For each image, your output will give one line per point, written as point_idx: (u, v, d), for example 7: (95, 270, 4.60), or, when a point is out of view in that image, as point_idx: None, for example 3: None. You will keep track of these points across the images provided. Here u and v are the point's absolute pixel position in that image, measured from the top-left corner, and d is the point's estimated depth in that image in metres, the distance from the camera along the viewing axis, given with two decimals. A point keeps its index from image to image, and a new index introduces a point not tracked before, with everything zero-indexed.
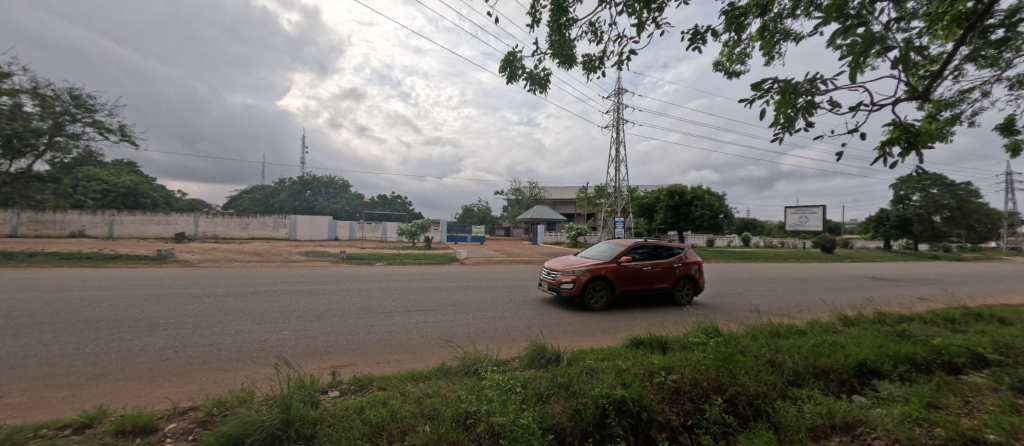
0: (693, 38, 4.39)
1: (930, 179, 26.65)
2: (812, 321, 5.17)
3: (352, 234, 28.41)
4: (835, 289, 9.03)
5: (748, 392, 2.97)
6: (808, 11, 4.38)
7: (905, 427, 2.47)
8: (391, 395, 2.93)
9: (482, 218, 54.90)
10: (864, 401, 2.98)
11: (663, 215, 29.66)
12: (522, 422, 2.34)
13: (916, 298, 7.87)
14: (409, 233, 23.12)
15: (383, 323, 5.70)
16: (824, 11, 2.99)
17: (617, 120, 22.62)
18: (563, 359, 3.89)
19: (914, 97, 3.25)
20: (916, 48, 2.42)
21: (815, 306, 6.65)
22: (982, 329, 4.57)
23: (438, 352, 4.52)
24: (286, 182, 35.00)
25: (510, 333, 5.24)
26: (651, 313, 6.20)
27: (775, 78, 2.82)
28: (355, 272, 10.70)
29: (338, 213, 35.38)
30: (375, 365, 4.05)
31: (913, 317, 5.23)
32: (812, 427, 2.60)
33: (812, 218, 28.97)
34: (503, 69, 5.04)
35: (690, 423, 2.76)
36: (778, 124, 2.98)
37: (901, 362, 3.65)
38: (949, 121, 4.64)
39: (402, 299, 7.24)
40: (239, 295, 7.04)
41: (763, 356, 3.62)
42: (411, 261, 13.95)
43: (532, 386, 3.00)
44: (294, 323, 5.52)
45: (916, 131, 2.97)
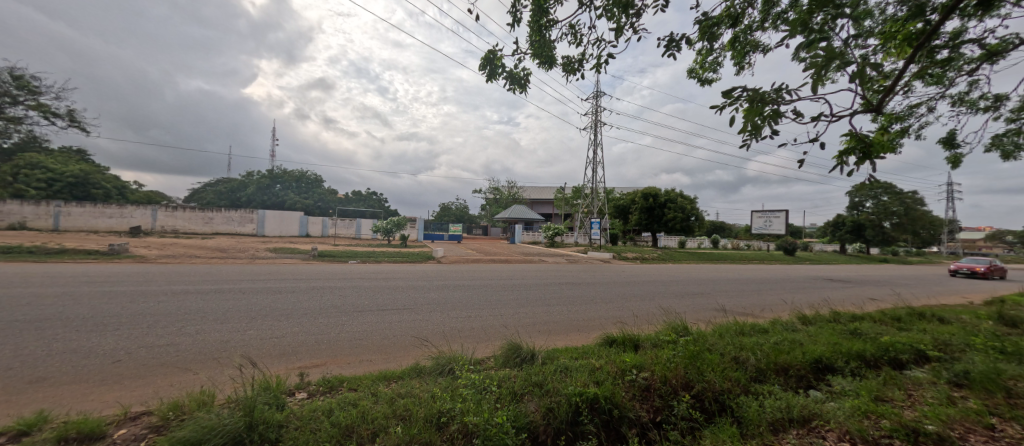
0: (668, 45, 4.53)
1: (882, 186, 28.67)
2: (773, 319, 5.42)
3: (324, 232, 27.49)
4: (795, 290, 9.50)
5: (714, 388, 3.10)
6: (776, 24, 4.56)
7: (855, 420, 2.66)
8: (362, 396, 2.85)
9: (460, 217, 54.54)
10: (819, 395, 3.15)
11: (638, 216, 30.43)
12: (497, 420, 2.35)
13: (867, 299, 8.37)
14: (384, 230, 22.63)
15: (355, 322, 5.56)
16: (790, 25, 3.16)
17: (594, 122, 22.91)
18: (537, 357, 3.94)
19: (873, 109, 3.46)
20: (873, 64, 2.58)
21: (776, 306, 6.99)
22: (925, 328, 4.93)
23: (412, 351, 4.45)
24: (254, 175, 33.41)
25: (485, 331, 5.24)
26: (625, 312, 6.30)
27: (744, 86, 2.93)
28: (327, 269, 10.37)
29: (310, 209, 34.26)
30: (347, 365, 3.95)
31: (865, 316, 5.54)
32: (772, 420, 2.73)
33: (776, 223, 30.34)
34: (483, 66, 5.02)
35: (659, 419, 2.85)
36: (746, 132, 3.11)
37: (853, 359, 3.89)
38: (899, 133, 4.96)
39: (375, 298, 7.10)
40: (200, 294, 6.67)
41: (729, 353, 3.77)
42: (386, 259, 13.63)
43: (506, 385, 3.01)
44: (260, 322, 5.29)
45: (870, 142, 3.19)
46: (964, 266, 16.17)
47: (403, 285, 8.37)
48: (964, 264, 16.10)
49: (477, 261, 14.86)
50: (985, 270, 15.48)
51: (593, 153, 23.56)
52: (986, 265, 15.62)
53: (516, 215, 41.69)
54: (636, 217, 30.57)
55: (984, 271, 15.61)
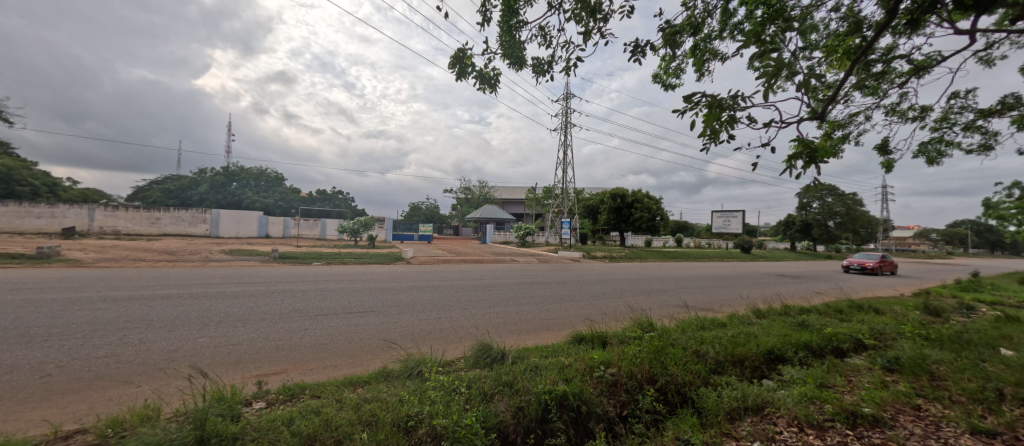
0: (634, 50, 4.67)
1: (827, 189, 30.94)
2: (731, 314, 5.71)
3: (286, 233, 26.59)
4: (750, 285, 10.07)
5: (676, 381, 3.22)
6: (733, 34, 4.82)
7: (803, 406, 2.86)
8: (325, 403, 2.75)
9: (432, 217, 53.79)
10: (771, 384, 3.35)
11: (607, 216, 31.20)
12: (465, 422, 2.33)
13: (814, 293, 9.00)
14: (350, 231, 21.91)
15: (319, 326, 5.34)
16: (745, 35, 3.34)
17: (564, 123, 23.24)
18: (508, 357, 3.94)
19: (819, 116, 3.72)
20: (817, 75, 2.78)
21: (733, 301, 7.37)
22: (863, 319, 5.36)
23: (379, 355, 4.33)
24: (208, 172, 31.37)
25: (455, 333, 5.19)
26: (594, 310, 6.44)
27: (703, 92, 3.08)
28: (288, 272, 9.90)
29: (271, 209, 32.61)
30: (310, 371, 3.79)
31: (812, 309, 5.96)
32: (729, 410, 2.88)
33: (734, 222, 32.04)
34: (453, 65, 4.97)
35: (625, 413, 2.93)
36: (705, 136, 3.27)
37: (801, 349, 4.17)
38: (840, 140, 5.36)
39: (340, 300, 6.85)
40: (145, 300, 6.18)
41: (691, 347, 3.93)
42: (352, 260, 13.21)
43: (476, 385, 2.99)
44: (214, 329, 4.97)
45: (815, 147, 3.44)
46: (857, 262, 16.24)
47: (371, 287, 8.13)
48: (857, 260, 16.11)
49: (447, 261, 14.71)
50: (876, 265, 15.54)
51: (563, 154, 23.91)
52: (875, 260, 15.65)
53: (488, 215, 41.62)
54: (605, 217, 31.33)
55: (872, 266, 15.73)
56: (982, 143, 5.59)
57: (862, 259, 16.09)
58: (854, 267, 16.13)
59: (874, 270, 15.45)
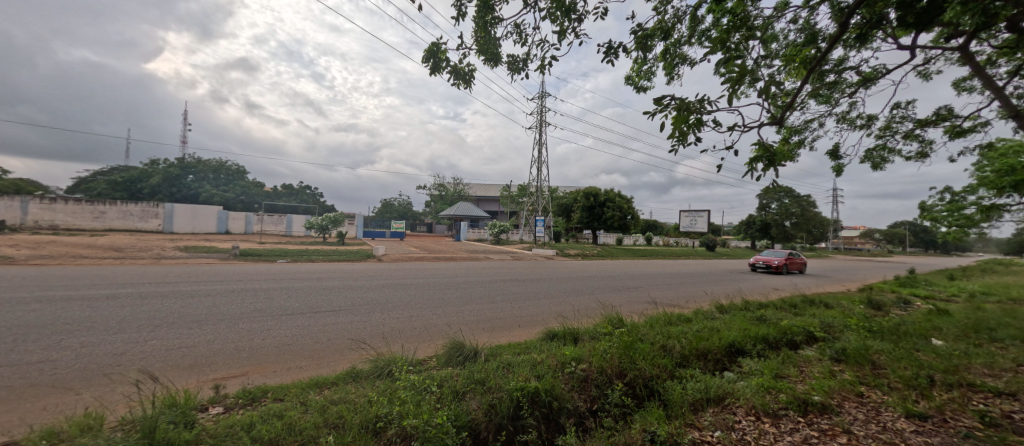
0: (608, 52, 4.75)
1: (785, 191, 32.82)
2: (696, 310, 5.95)
3: (249, 228, 25.45)
4: (714, 282, 10.54)
5: (644, 375, 3.32)
6: (701, 40, 4.99)
7: (760, 396, 3.02)
8: (289, 407, 2.64)
9: (405, 213, 52.81)
10: (732, 376, 3.52)
11: (580, 215, 31.73)
12: (436, 421, 2.29)
13: (771, 289, 9.53)
14: (318, 227, 21.13)
15: (283, 327, 5.12)
16: (712, 42, 3.48)
17: (539, 122, 23.38)
18: (480, 354, 3.93)
19: (778, 122, 3.92)
20: (776, 82, 2.93)
21: (698, 297, 7.69)
22: (815, 313, 5.73)
23: (347, 355, 4.21)
24: (162, 164, 29.31)
25: (427, 331, 5.12)
26: (566, 307, 6.53)
27: (672, 95, 3.18)
28: (249, 270, 9.41)
29: (233, 204, 30.91)
30: (274, 374, 3.63)
31: (770, 304, 6.30)
32: (693, 401, 3.00)
33: (700, 222, 33.40)
34: (427, 59, 4.88)
35: (595, 407, 2.98)
36: (674, 138, 3.38)
37: (759, 342, 4.40)
38: (797, 144, 5.68)
39: (307, 299, 6.59)
40: (87, 300, 5.70)
41: (658, 342, 4.06)
42: (320, 258, 12.74)
43: (448, 384, 2.96)
44: (167, 331, 4.66)
45: (774, 151, 3.63)
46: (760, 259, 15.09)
47: (340, 285, 7.88)
48: (764, 258, 15.02)
49: (420, 259, 14.48)
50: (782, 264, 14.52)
51: (538, 152, 24.06)
52: (782, 258, 14.61)
53: (463, 212, 41.31)
54: (578, 216, 31.84)
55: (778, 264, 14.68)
56: (919, 150, 6.09)
57: (767, 256, 15.00)
58: (760, 265, 15.09)
59: (779, 268, 14.41)
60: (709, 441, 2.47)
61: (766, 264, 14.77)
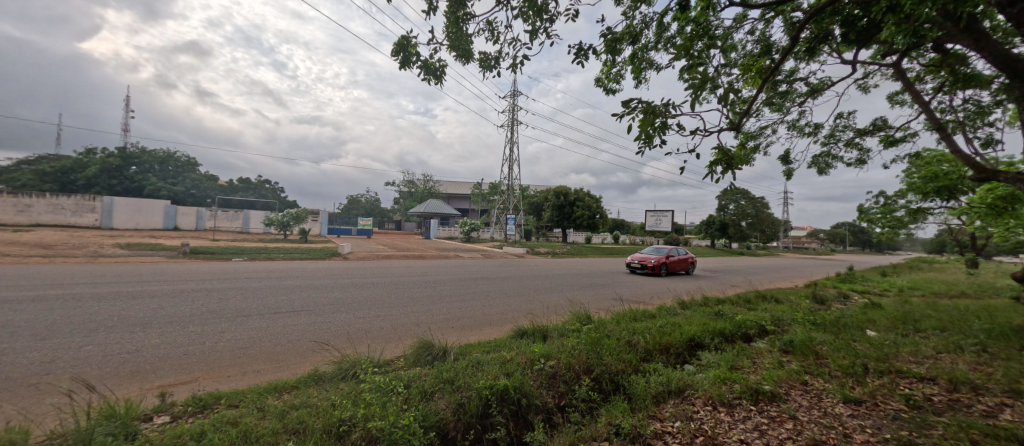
0: (578, 53, 4.82)
1: (741, 192, 34.76)
2: (660, 306, 6.18)
3: (200, 225, 23.76)
4: (676, 279, 10.99)
5: (610, 370, 3.41)
6: (666, 47, 5.18)
7: (717, 387, 3.19)
8: (245, 413, 2.51)
9: (373, 210, 51.33)
10: (692, 369, 3.69)
11: (550, 214, 32.12)
12: (403, 422, 2.25)
13: (729, 285, 10.07)
14: (278, 224, 20.10)
15: (239, 329, 4.83)
16: (677, 49, 3.61)
17: (511, 120, 23.42)
18: (449, 354, 3.89)
19: (736, 128, 4.13)
20: (733, 89, 3.09)
21: (661, 294, 8.00)
22: (767, 307, 6.11)
23: (309, 357, 4.04)
24: (99, 153, 26.78)
25: (395, 331, 5.00)
26: (536, 305, 6.59)
27: (639, 98, 3.27)
28: (200, 269, 8.80)
29: (182, 198, 28.77)
30: (228, 379, 3.43)
31: (727, 300, 6.66)
32: (655, 394, 3.12)
33: (664, 221, 34.73)
34: (396, 52, 4.75)
35: (563, 403, 3.03)
36: (641, 140, 3.48)
37: (717, 336, 4.64)
38: (753, 149, 6.02)
39: (266, 300, 6.26)
40: (8, 303, 5.12)
41: (624, 338, 4.19)
42: (279, 256, 12.13)
43: (416, 384, 2.91)
44: (105, 335, 4.27)
45: (732, 155, 3.83)
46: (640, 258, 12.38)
47: (302, 285, 7.54)
48: (637, 256, 12.17)
49: (387, 257, 14.12)
50: (653, 262, 11.72)
51: (509, 150, 24.08)
52: (656, 257, 11.90)
53: (433, 209, 40.68)
54: (548, 215, 32.21)
55: (654, 264, 11.84)
56: (858, 157, 6.62)
57: (647, 255, 12.28)
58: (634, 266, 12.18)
59: (654, 269, 11.67)
60: (670, 431, 2.57)
61: (642, 263, 11.97)
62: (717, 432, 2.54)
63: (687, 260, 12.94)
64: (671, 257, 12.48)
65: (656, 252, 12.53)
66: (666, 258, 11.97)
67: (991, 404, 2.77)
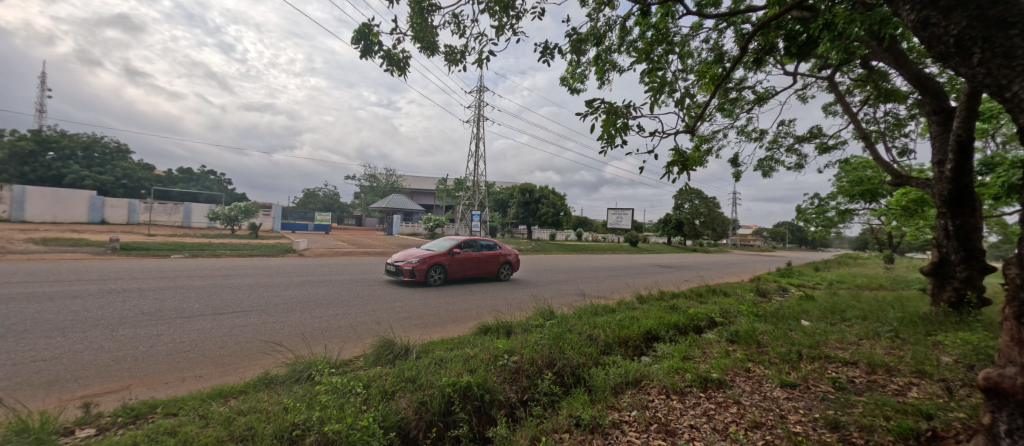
0: (544, 52, 4.86)
1: (695, 192, 36.77)
2: (619, 301, 6.40)
3: (132, 219, 21.59)
4: (635, 275, 11.44)
5: (572, 364, 3.50)
6: (628, 50, 5.35)
7: (671, 377, 3.35)
8: (184, 421, 2.32)
9: (332, 205, 49.11)
10: (648, 360, 3.86)
11: (516, 210, 32.29)
12: (362, 424, 2.19)
13: (683, 280, 10.63)
14: (224, 218, 18.68)
15: (181, 331, 4.46)
16: (638, 53, 3.73)
17: (476, 115, 23.26)
18: (412, 352, 3.82)
19: (691, 131, 4.35)
20: (689, 94, 3.24)
21: (620, 289, 8.30)
22: (717, 301, 6.51)
23: (259, 359, 3.81)
24: (7, 136, 23.55)
25: (354, 330, 4.83)
26: (500, 301, 6.61)
27: (602, 99, 3.36)
28: (132, 267, 8.00)
29: (111, 188, 26.00)
30: (165, 385, 3.16)
31: (681, 294, 7.03)
32: (614, 385, 3.23)
33: (625, 219, 36.03)
34: (357, 40, 4.56)
35: (525, 398, 3.06)
36: (603, 140, 3.58)
37: (671, 328, 4.89)
38: (706, 151, 6.37)
39: (212, 300, 5.82)
40: None
41: (585, 332, 4.31)
42: (224, 252, 11.28)
43: (376, 384, 2.84)
44: (15, 342, 3.79)
45: (687, 157, 4.03)
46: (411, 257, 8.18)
47: (253, 283, 7.08)
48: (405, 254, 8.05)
49: (346, 254, 13.56)
50: (411, 263, 7.58)
51: (475, 146, 23.89)
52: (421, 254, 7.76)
53: (396, 205, 39.57)
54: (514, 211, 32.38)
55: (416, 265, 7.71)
56: (797, 162, 7.21)
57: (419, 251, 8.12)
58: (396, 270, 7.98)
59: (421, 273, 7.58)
60: (627, 421, 2.68)
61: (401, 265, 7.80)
62: (669, 418, 2.68)
63: (488, 258, 8.77)
64: (463, 252, 8.45)
65: (438, 247, 8.31)
66: (427, 255, 7.75)
67: (901, 384, 3.13)
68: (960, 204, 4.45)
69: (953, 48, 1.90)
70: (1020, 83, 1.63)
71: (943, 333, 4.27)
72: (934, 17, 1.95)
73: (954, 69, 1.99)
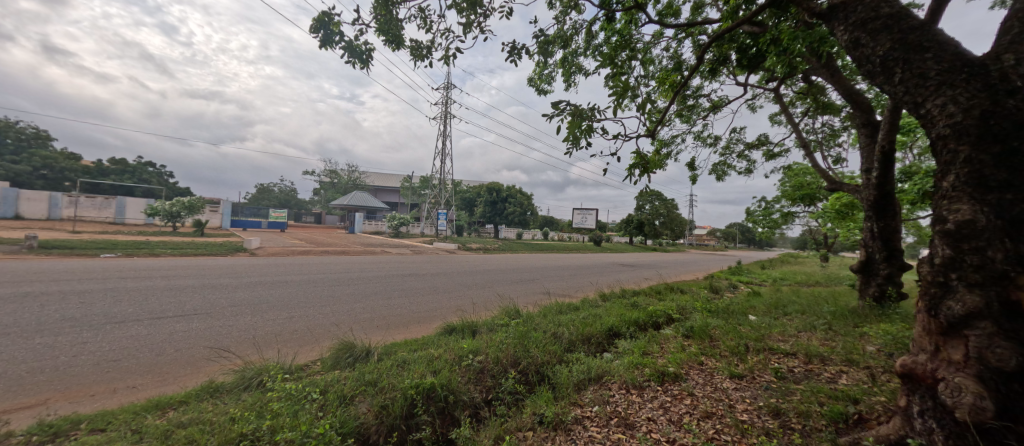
0: (512, 51, 4.87)
1: (655, 194, 38.35)
2: (583, 299, 6.55)
3: (54, 214, 19.38)
4: (598, 273, 11.76)
5: (536, 362, 3.53)
6: (594, 54, 5.47)
7: (630, 372, 3.47)
8: (112, 439, 2.11)
9: (289, 202, 46.65)
10: (610, 356, 3.98)
11: (483, 209, 32.22)
12: (317, 431, 2.09)
13: (643, 278, 11.07)
14: (164, 214, 17.19)
15: (113, 338, 4.06)
16: (604, 57, 3.82)
17: (444, 112, 22.92)
18: (373, 354, 3.70)
19: (652, 135, 4.51)
20: (649, 99, 3.37)
21: (584, 287, 8.51)
22: (674, 298, 6.84)
23: (202, 367, 3.54)
24: None
25: (311, 333, 4.61)
26: (465, 301, 6.55)
27: (568, 101, 3.41)
28: (55, 267, 7.20)
29: (28, 180, 23.20)
30: (91, 398, 2.86)
31: (641, 292, 7.31)
32: (578, 382, 3.30)
33: (590, 219, 36.92)
34: (316, 29, 4.34)
35: (490, 397, 3.04)
36: (569, 141, 3.64)
37: (631, 325, 5.07)
38: (666, 154, 6.63)
39: (150, 303, 5.34)
40: None
41: (550, 331, 4.37)
42: (165, 251, 10.40)
43: (334, 389, 2.72)
44: None
45: (647, 160, 4.19)
46: None
47: (199, 284, 6.57)
48: None
49: (304, 253, 12.93)
50: None
51: (442, 144, 23.50)
52: None
53: (359, 203, 38.16)
54: (481, 210, 32.28)
55: None
56: (747, 167, 7.70)
57: None
58: None
59: None
60: (589, 416, 2.74)
61: None
62: (629, 412, 2.77)
63: None
64: None
65: None
66: None
67: (833, 372, 3.43)
68: (885, 209, 4.94)
69: (879, 67, 2.08)
70: (932, 102, 1.83)
71: (868, 324, 4.73)
72: (864, 38, 2.14)
73: (879, 87, 2.17)
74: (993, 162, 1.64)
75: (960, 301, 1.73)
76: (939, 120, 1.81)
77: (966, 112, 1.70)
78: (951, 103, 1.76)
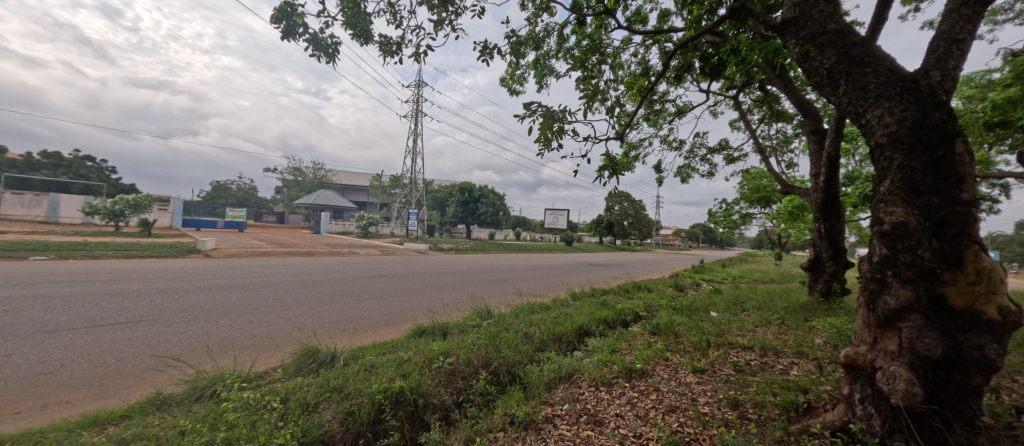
0: (484, 51, 4.85)
1: (625, 195, 39.45)
2: (554, 298, 6.63)
3: None
4: (568, 273, 11.94)
5: (507, 363, 3.53)
6: (565, 56, 5.54)
7: (599, 369, 3.55)
8: None
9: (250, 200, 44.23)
10: (580, 354, 4.05)
11: (455, 209, 31.90)
12: (277, 442, 1.99)
13: (613, 277, 11.36)
14: (105, 213, 15.80)
15: (44, 349, 3.69)
16: (574, 59, 3.88)
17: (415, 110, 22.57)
18: (339, 359, 3.57)
19: (620, 137, 4.63)
20: (618, 102, 3.44)
21: (555, 287, 8.61)
22: (642, 296, 7.05)
23: (149, 378, 3.29)
24: None
25: (273, 338, 4.40)
26: (436, 302, 6.46)
27: (539, 103, 3.42)
28: None
29: None
30: (17, 417, 2.58)
31: (611, 290, 7.49)
32: (548, 381, 3.33)
33: (561, 219, 37.43)
34: (277, 19, 4.13)
35: (460, 399, 3.01)
36: (540, 142, 3.67)
37: (601, 323, 5.18)
38: (635, 157, 6.82)
39: (88, 310, 4.89)
40: None
41: (521, 331, 4.39)
42: (105, 253, 9.56)
43: (296, 397, 2.60)
44: None
45: (616, 162, 4.30)
46: None
47: (146, 289, 6.09)
48: None
49: (265, 254, 12.31)
50: None
51: (413, 143, 23.09)
52: None
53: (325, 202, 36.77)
54: (453, 210, 31.95)
55: None
56: (710, 170, 8.07)
57: None
58: None
59: None
60: (559, 414, 2.77)
61: None
62: (598, 409, 2.82)
63: None
64: None
65: None
66: None
67: (786, 363, 3.66)
68: (832, 211, 5.31)
69: (826, 79, 2.23)
70: (871, 112, 1.98)
71: (817, 318, 5.08)
72: (813, 51, 2.29)
73: (826, 98, 2.33)
74: (923, 169, 1.80)
75: (894, 295, 1.87)
76: (877, 130, 1.96)
77: (900, 123, 1.85)
78: (887, 114, 1.91)
